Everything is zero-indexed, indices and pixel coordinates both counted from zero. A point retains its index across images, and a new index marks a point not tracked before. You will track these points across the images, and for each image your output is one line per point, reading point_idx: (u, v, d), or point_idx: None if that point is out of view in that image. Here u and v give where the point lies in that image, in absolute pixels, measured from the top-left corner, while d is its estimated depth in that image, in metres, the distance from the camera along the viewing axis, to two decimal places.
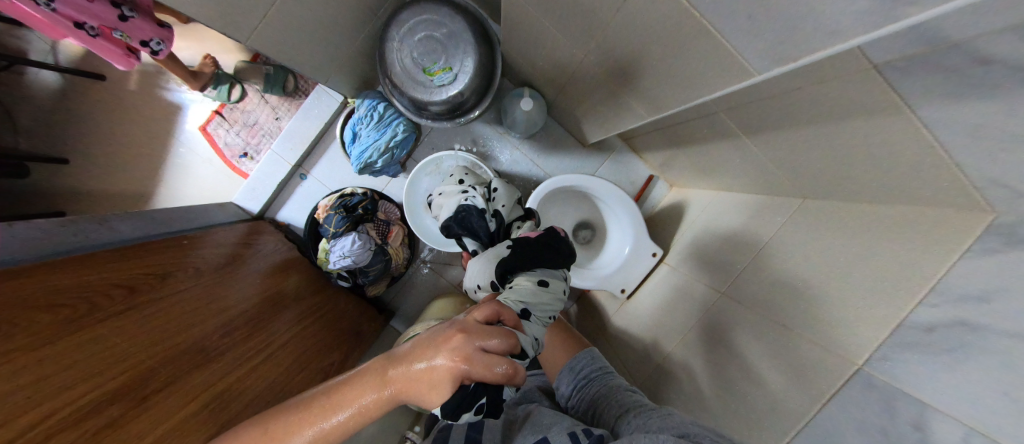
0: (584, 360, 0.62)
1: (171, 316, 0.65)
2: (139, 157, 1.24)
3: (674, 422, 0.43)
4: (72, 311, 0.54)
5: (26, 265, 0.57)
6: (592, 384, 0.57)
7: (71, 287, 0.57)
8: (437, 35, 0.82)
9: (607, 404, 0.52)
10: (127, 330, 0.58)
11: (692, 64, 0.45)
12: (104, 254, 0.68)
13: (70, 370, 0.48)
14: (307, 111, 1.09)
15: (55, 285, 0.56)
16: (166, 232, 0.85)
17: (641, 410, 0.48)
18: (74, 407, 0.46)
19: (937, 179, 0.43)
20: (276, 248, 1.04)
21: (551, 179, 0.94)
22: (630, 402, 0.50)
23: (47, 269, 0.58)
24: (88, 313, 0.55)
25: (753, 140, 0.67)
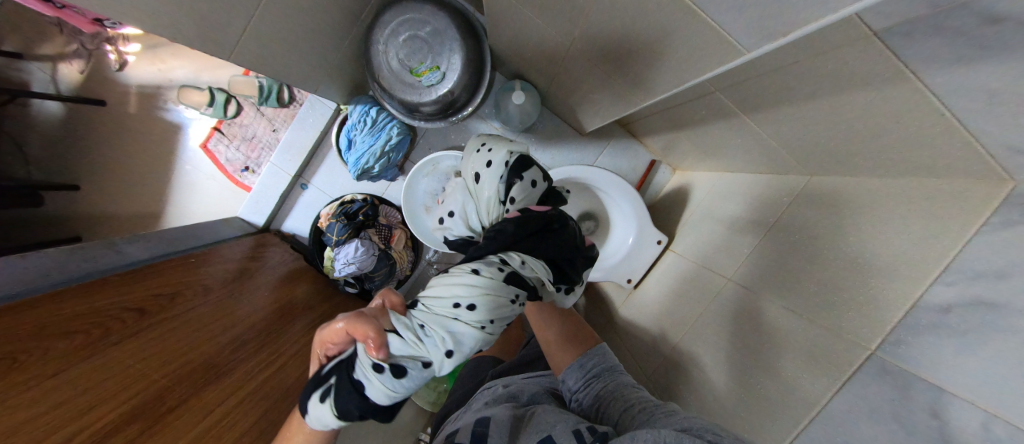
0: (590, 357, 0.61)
1: (184, 334, 0.67)
2: (145, 178, 1.26)
3: (685, 420, 0.42)
4: (85, 336, 0.56)
5: (40, 295, 0.59)
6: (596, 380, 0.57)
7: (84, 313, 0.59)
8: (422, 34, 0.81)
9: (613, 400, 0.51)
10: (140, 350, 0.59)
11: (679, 45, 0.43)
12: (113, 278, 0.70)
13: (87, 394, 0.50)
14: (302, 121, 1.09)
15: (69, 312, 0.58)
16: (175, 251, 0.87)
17: (648, 406, 0.47)
18: (93, 429, 0.47)
19: (950, 149, 0.40)
20: (283, 260, 1.05)
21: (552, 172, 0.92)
22: (637, 399, 0.49)
23: (61, 297, 0.60)
24: (98, 339, 0.56)
25: (754, 119, 0.64)
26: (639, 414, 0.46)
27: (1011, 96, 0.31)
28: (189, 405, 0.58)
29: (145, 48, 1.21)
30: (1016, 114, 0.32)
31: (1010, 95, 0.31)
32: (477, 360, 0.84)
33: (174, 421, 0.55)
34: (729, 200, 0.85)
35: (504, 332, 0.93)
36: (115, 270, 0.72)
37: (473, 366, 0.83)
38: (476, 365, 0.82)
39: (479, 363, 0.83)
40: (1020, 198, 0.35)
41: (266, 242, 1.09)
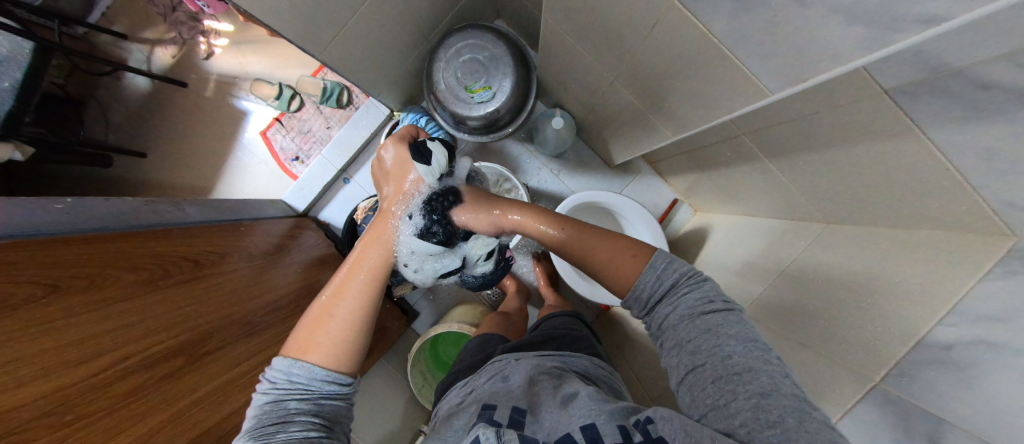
0: (649, 280, 0.55)
1: (228, 288, 0.73)
2: (205, 155, 1.38)
3: (764, 392, 0.39)
4: (153, 273, 0.62)
5: (120, 231, 0.67)
6: (665, 305, 0.53)
7: (154, 253, 0.66)
8: (481, 58, 0.92)
9: (680, 338, 0.49)
10: (194, 294, 0.66)
11: (710, 90, 0.50)
12: (175, 230, 0.77)
13: (151, 321, 0.56)
14: (356, 122, 1.20)
15: (142, 250, 0.65)
16: (226, 219, 0.95)
17: (721, 358, 0.44)
18: (149, 354, 0.53)
19: (957, 203, 0.44)
20: (316, 243, 1.13)
21: (578, 192, 0.97)
22: (711, 343, 0.46)
23: (136, 236, 0.68)
24: (161, 277, 0.63)
25: (776, 164, 0.70)
26: (710, 370, 0.44)
27: (1006, 156, 0.36)
28: (219, 355, 0.64)
29: (231, 43, 1.37)
30: (1012, 173, 0.36)
31: (1005, 155, 0.36)
32: (481, 336, 0.90)
33: (204, 366, 0.60)
34: (748, 241, 0.88)
35: (506, 322, 0.99)
36: (177, 225, 0.80)
37: (482, 340, 0.88)
38: (481, 340, 0.88)
39: (486, 340, 0.87)
40: (1022, 251, 0.38)
41: (302, 226, 1.16)
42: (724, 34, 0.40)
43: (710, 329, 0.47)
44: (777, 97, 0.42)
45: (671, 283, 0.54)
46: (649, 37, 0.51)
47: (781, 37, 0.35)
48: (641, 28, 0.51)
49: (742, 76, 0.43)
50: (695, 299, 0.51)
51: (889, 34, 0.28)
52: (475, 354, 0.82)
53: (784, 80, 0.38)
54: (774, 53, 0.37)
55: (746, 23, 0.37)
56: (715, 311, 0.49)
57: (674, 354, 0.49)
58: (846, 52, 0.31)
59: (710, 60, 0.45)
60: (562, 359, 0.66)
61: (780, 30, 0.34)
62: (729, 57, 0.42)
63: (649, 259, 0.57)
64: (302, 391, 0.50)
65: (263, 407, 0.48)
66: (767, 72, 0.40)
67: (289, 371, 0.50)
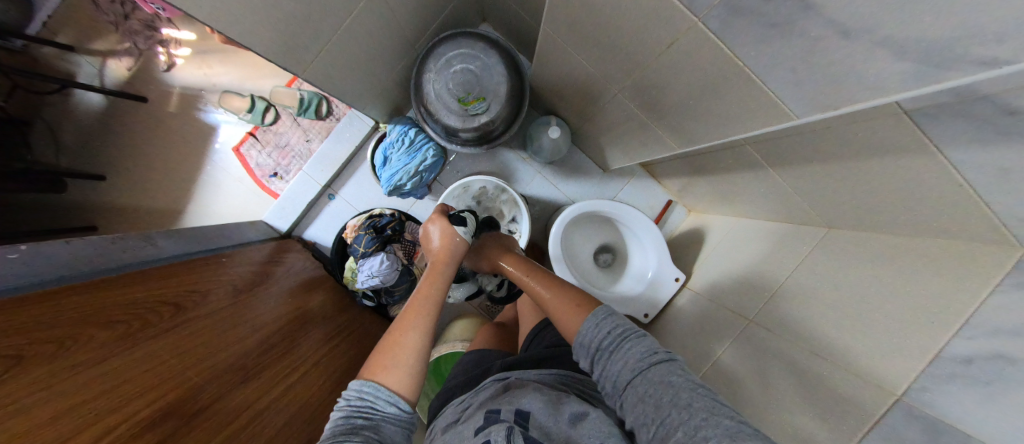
0: (588, 328, 0.60)
1: (212, 334, 0.66)
2: (173, 176, 1.28)
3: (727, 433, 0.40)
4: (126, 327, 0.56)
5: (84, 281, 0.60)
6: (612, 362, 0.55)
7: (125, 303, 0.59)
8: (472, 68, 0.88)
9: (639, 392, 0.50)
10: (173, 346, 0.59)
11: (726, 108, 0.49)
12: (151, 271, 0.70)
13: (127, 385, 0.50)
14: (338, 135, 1.13)
15: (111, 301, 0.58)
16: (205, 251, 0.88)
17: (681, 405, 0.45)
18: (131, 423, 0.47)
19: (967, 216, 0.45)
20: (304, 266, 1.07)
21: (580, 202, 0.96)
22: (665, 393, 0.47)
23: (102, 284, 0.61)
24: (136, 330, 0.56)
25: (778, 172, 0.70)
26: (672, 417, 0.45)
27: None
28: (219, 407, 0.58)
29: (194, 52, 1.27)
30: None
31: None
32: (476, 351, 0.88)
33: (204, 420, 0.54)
34: (748, 244, 0.89)
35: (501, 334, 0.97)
36: (151, 264, 0.73)
37: (477, 355, 0.86)
38: (477, 355, 0.86)
39: (482, 355, 0.85)
40: None
41: (287, 249, 1.09)
42: (751, 57, 0.39)
43: (663, 380, 0.49)
44: (802, 121, 0.41)
45: (609, 332, 0.58)
46: (662, 53, 0.49)
47: (814, 65, 0.34)
48: (655, 44, 0.49)
49: (765, 98, 0.42)
50: (639, 350, 0.54)
51: (939, 71, 0.27)
52: (472, 370, 0.80)
53: (813, 105, 0.37)
54: (804, 79, 0.36)
55: (777, 49, 0.35)
56: (658, 362, 0.52)
57: (636, 410, 0.49)
58: (887, 84, 0.30)
59: (734, 81, 0.44)
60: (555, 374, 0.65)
61: (815, 57, 0.33)
62: (752, 78, 0.41)
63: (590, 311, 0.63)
64: (370, 409, 0.51)
65: (335, 420, 0.50)
66: (794, 96, 0.39)
67: (360, 390, 0.52)
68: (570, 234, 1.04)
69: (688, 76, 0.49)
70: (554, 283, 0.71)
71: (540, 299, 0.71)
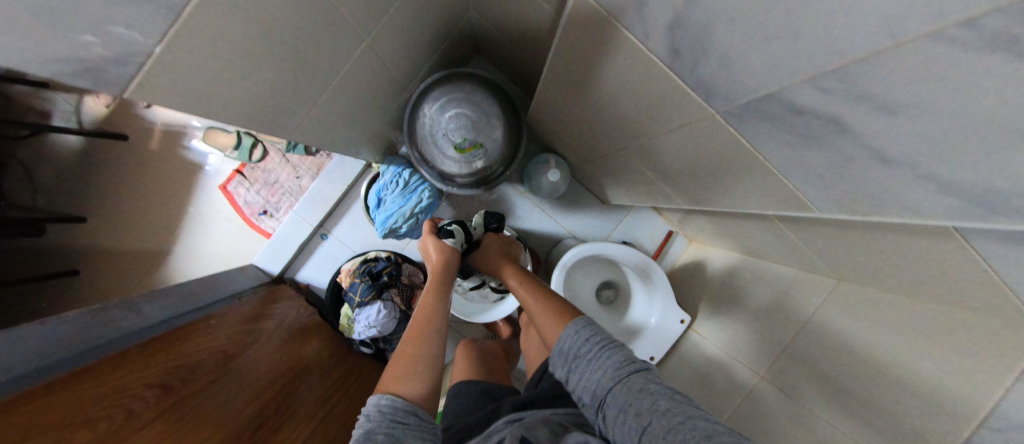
0: (568, 336, 0.64)
1: (205, 415, 0.61)
2: (157, 217, 1.23)
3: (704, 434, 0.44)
4: (113, 423, 0.50)
5: (58, 374, 0.55)
6: (589, 371, 0.59)
7: (107, 395, 0.54)
8: (468, 113, 0.85)
9: (619, 401, 0.53)
10: (168, 435, 0.54)
11: (740, 185, 0.47)
12: (130, 349, 0.65)
13: None
14: (330, 174, 1.10)
15: (90, 396, 0.52)
16: (190, 313, 0.83)
17: (658, 410, 0.49)
18: None
19: (990, 299, 0.44)
20: (296, 315, 1.02)
21: (583, 243, 0.94)
22: (643, 401, 0.51)
23: (77, 378, 0.55)
24: (125, 426, 0.51)
25: (786, 224, 0.68)
26: (651, 423, 0.48)
27: None
28: None
29: None
30: None
31: None
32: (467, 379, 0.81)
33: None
34: (756, 287, 0.88)
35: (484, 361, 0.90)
36: (130, 341, 0.68)
37: (467, 388, 0.78)
38: (468, 386, 0.79)
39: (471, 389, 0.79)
40: None
41: (278, 295, 1.05)
42: (775, 154, 0.36)
43: (639, 388, 0.53)
44: (825, 215, 0.39)
45: (587, 341, 0.62)
46: (673, 129, 0.47)
47: (845, 177, 0.32)
48: (665, 120, 0.47)
49: (785, 189, 0.40)
50: (615, 360, 0.58)
51: (990, 215, 0.25)
52: (467, 413, 0.72)
53: (840, 208, 0.35)
54: (832, 185, 0.34)
55: (806, 156, 0.33)
56: (633, 372, 0.56)
57: (615, 416, 0.53)
58: (930, 212, 0.28)
59: (755, 168, 0.41)
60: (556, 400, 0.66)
61: (847, 171, 0.31)
62: (772, 170, 0.39)
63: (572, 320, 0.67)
64: (391, 421, 0.47)
65: (357, 437, 0.46)
66: (818, 195, 0.37)
67: (379, 404, 0.50)
68: (572, 274, 1.01)
69: (700, 152, 0.47)
70: (541, 292, 0.75)
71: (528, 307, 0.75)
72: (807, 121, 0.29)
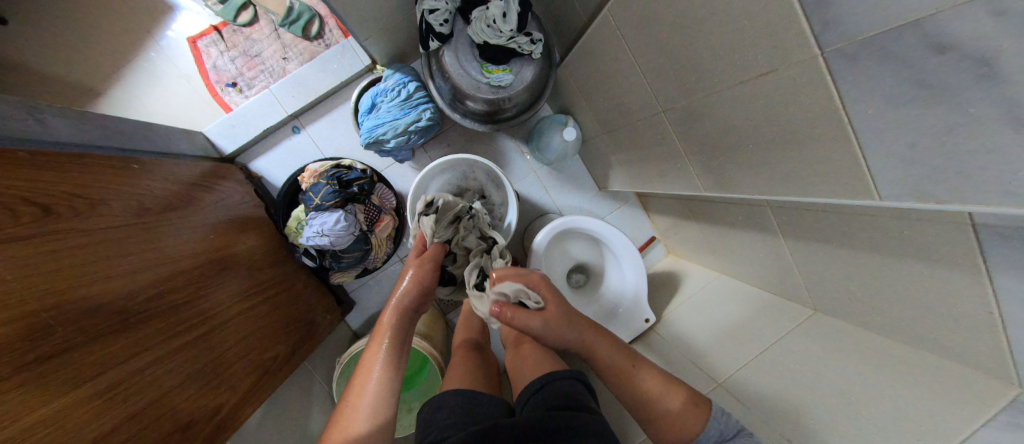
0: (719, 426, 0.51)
1: (114, 253, 0.51)
2: (96, 47, 1.01)
3: None
4: (13, 218, 0.41)
5: None
6: None
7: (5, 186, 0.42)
8: (516, 43, 0.75)
9: None
10: (44, 255, 0.42)
11: (788, 158, 0.43)
12: (31, 153, 0.50)
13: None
14: (324, 63, 0.97)
15: None
16: (114, 148, 0.68)
17: None
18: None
19: (961, 334, 0.44)
20: (240, 199, 0.88)
21: (594, 217, 0.96)
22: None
23: None
24: (8, 223, 0.40)
25: (787, 242, 0.66)
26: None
27: None
28: (58, 368, 0.39)
29: None
30: None
31: None
32: (458, 389, 0.61)
33: (20, 393, 0.35)
34: (724, 302, 0.85)
35: (482, 359, 0.74)
36: (31, 146, 0.51)
37: (446, 404, 0.58)
38: (452, 400, 0.58)
39: (439, 407, 0.58)
40: None
41: (223, 173, 0.89)
42: (858, 112, 0.33)
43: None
44: (882, 206, 0.36)
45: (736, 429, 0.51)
46: (728, 70, 0.44)
47: (927, 128, 0.29)
48: (729, 68, 0.44)
49: (842, 156, 0.36)
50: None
51: None
52: (451, 434, 0.50)
53: (907, 193, 0.32)
54: (905, 142, 0.30)
55: (885, 109, 0.30)
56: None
57: None
58: (1017, 169, 0.25)
59: (818, 132, 0.38)
60: (568, 381, 0.60)
61: (929, 111, 0.28)
62: (846, 139, 0.35)
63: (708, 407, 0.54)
64: None
65: None
66: (888, 174, 0.33)
67: None
68: (551, 244, 0.95)
69: (751, 105, 0.44)
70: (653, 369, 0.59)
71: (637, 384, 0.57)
72: (908, 45, 0.26)
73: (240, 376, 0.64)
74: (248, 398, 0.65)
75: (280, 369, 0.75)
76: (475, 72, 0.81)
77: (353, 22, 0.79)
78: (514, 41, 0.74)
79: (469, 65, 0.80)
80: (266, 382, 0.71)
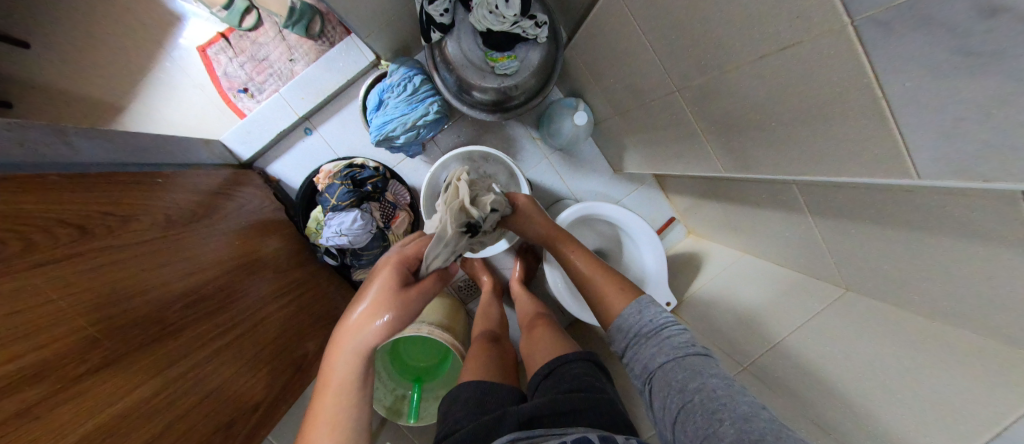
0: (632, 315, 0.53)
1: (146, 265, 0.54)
2: (114, 63, 1.04)
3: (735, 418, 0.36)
4: (51, 241, 0.43)
5: (16, 173, 0.46)
6: (658, 350, 0.48)
7: (42, 210, 0.45)
8: (520, 27, 0.72)
9: (667, 382, 0.44)
10: (84, 274, 0.45)
11: (816, 135, 0.40)
12: (63, 175, 0.52)
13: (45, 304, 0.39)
14: (329, 62, 0.97)
15: (14, 203, 0.42)
16: (138, 163, 0.71)
17: (692, 396, 0.40)
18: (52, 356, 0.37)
19: (1008, 314, 0.41)
20: (260, 203, 0.90)
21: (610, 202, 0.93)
22: (682, 378, 0.43)
23: (23, 186, 0.45)
24: (48, 245, 0.42)
25: (816, 221, 0.63)
26: (673, 401, 0.42)
27: None
28: (106, 379, 0.42)
29: None
30: None
31: None
32: (472, 381, 0.62)
33: (70, 406, 0.38)
34: (749, 283, 0.82)
35: (501, 351, 0.75)
36: (64, 170, 0.54)
37: (462, 395, 0.60)
38: (466, 391, 0.60)
39: (455, 400, 0.60)
40: None
41: (243, 180, 0.92)
42: (896, 85, 0.30)
43: (687, 368, 0.44)
44: (921, 185, 0.33)
45: (652, 321, 0.51)
46: (748, 43, 0.41)
47: (974, 99, 0.26)
48: (747, 41, 0.41)
49: (879, 133, 0.33)
50: (678, 341, 0.47)
51: None
52: (465, 425, 0.53)
53: (951, 169, 0.30)
54: (951, 115, 0.27)
55: (922, 79, 0.28)
56: (686, 355, 0.45)
57: (660, 390, 0.45)
58: None
59: (848, 108, 0.35)
60: (576, 362, 0.61)
61: (978, 81, 0.25)
62: (880, 115, 0.33)
63: (635, 295, 0.57)
64: None
65: None
66: (930, 150, 0.30)
67: None
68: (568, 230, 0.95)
69: (774, 80, 0.41)
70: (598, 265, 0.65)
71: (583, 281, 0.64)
72: (952, 7, 0.23)
73: (273, 376, 0.67)
74: (282, 394, 0.69)
75: (310, 364, 0.79)
76: (480, 60, 0.78)
77: (352, 18, 0.77)
78: (518, 25, 0.71)
79: (473, 54, 0.78)
80: (297, 379, 0.74)
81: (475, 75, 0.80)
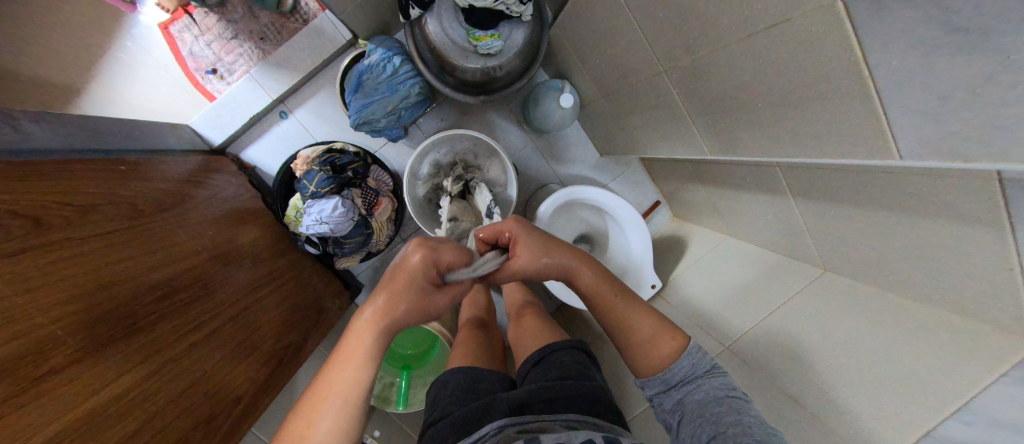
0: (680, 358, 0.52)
1: (112, 259, 0.51)
2: (65, 41, 0.96)
3: None
4: (3, 234, 0.40)
5: None
6: (698, 389, 0.48)
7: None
8: (504, 4, 0.69)
9: (700, 416, 0.45)
10: (42, 268, 0.42)
11: (802, 116, 0.40)
12: (12, 163, 0.48)
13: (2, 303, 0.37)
14: (304, 41, 0.92)
15: None
16: (98, 149, 0.66)
17: (725, 429, 0.41)
18: (13, 356, 0.35)
19: (978, 292, 0.42)
20: (235, 191, 0.87)
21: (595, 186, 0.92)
22: (719, 411, 0.44)
23: None
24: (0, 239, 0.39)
25: (797, 202, 0.64)
26: (705, 431, 0.43)
27: None
28: (74, 378, 0.40)
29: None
30: None
31: None
32: (460, 367, 0.62)
33: (35, 409, 0.36)
34: (731, 265, 0.84)
35: (489, 337, 0.75)
36: (13, 157, 0.50)
37: (450, 382, 0.59)
38: (454, 377, 0.60)
39: (443, 386, 0.60)
40: None
41: (216, 166, 0.88)
42: (883, 63, 0.29)
43: (724, 404, 0.45)
44: (903, 166, 0.33)
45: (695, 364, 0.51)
46: (737, 21, 0.40)
47: (962, 79, 0.25)
48: (735, 17, 0.40)
49: (864, 113, 0.33)
50: (718, 386, 0.48)
51: None
52: (453, 411, 0.53)
53: (933, 150, 0.30)
54: (938, 95, 0.27)
55: (910, 57, 0.27)
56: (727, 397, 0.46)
57: (692, 425, 0.45)
58: None
59: (834, 88, 0.34)
60: (566, 350, 0.61)
61: (966, 60, 0.24)
62: (866, 95, 0.32)
63: (684, 345, 0.53)
64: None
65: None
66: (914, 131, 0.30)
67: None
68: (557, 213, 0.94)
69: (762, 60, 0.40)
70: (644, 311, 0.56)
71: (628, 328, 0.55)
72: None
73: (254, 369, 0.66)
74: (264, 387, 0.68)
75: (294, 356, 0.77)
76: (462, 38, 0.75)
77: None
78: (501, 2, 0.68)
79: (455, 32, 0.75)
80: (281, 371, 0.73)
81: (458, 55, 0.77)
